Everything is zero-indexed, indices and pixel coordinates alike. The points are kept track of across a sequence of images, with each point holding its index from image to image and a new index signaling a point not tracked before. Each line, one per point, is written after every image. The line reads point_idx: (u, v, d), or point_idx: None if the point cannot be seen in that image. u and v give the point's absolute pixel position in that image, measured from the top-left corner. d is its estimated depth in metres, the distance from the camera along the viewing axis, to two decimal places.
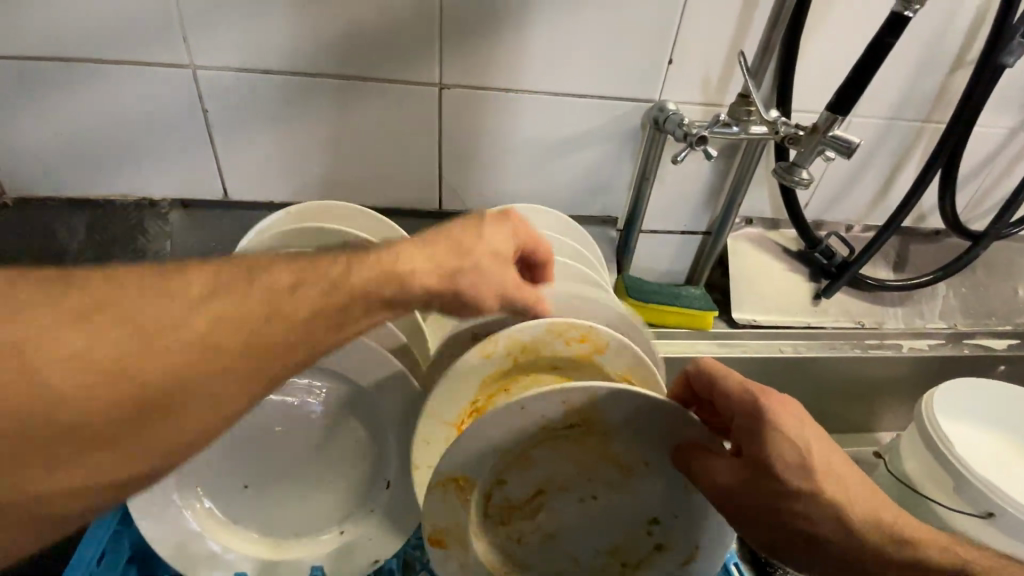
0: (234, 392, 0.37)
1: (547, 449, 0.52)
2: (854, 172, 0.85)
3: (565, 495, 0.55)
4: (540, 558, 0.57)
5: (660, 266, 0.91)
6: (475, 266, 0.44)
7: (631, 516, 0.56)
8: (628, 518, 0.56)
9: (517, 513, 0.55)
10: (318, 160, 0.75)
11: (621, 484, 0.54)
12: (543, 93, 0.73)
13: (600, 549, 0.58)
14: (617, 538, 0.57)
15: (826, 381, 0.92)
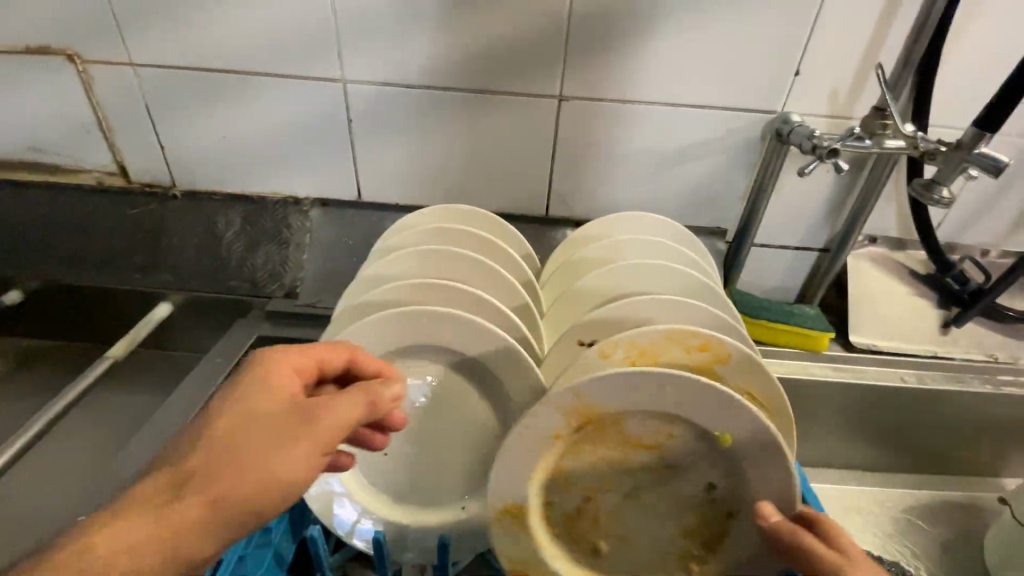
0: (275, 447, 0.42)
1: (611, 454, 0.54)
2: (997, 192, 0.79)
3: (610, 492, 0.56)
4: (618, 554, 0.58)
5: (768, 282, 0.89)
6: (220, 452, 0.41)
7: (685, 494, 0.55)
8: (683, 498, 0.56)
9: (576, 518, 0.57)
10: (442, 166, 0.82)
11: (657, 467, 0.55)
12: (661, 105, 0.74)
13: (672, 532, 0.57)
14: (684, 519, 0.56)
15: (951, 417, 0.85)
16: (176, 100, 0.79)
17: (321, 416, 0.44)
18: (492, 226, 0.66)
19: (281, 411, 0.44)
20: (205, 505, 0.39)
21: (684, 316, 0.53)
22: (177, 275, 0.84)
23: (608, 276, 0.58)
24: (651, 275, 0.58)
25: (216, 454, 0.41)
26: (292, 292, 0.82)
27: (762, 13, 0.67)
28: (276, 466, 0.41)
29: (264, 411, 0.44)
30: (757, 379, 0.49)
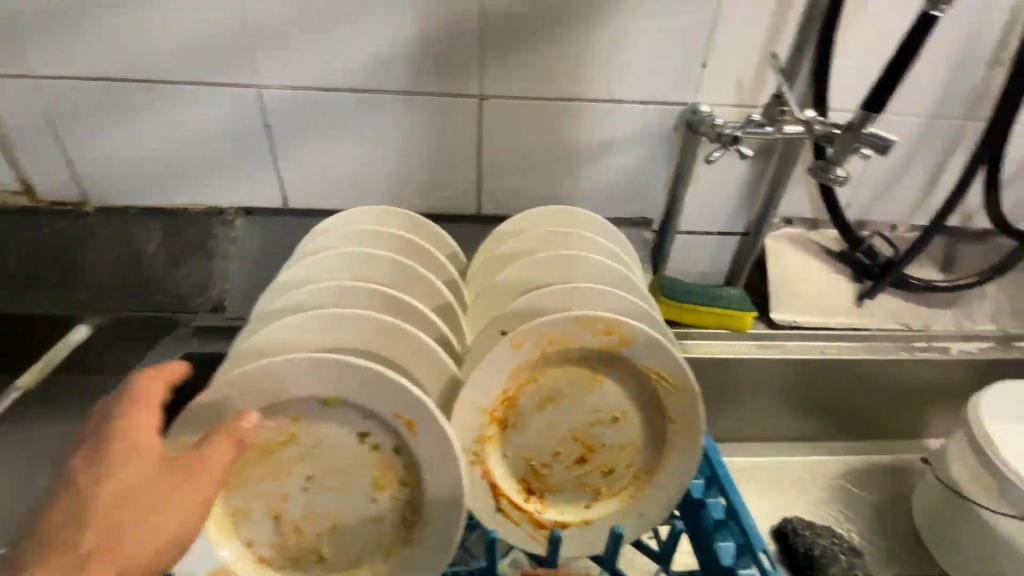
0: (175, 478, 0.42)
1: (549, 413, 0.51)
2: (895, 171, 0.85)
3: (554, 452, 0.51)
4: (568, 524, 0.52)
5: (697, 267, 0.92)
6: (127, 504, 0.41)
7: (634, 446, 0.52)
8: (632, 451, 0.52)
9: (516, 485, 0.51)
10: (369, 169, 0.81)
11: (600, 419, 0.51)
12: (578, 100, 0.76)
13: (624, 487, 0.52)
14: (636, 470, 0.52)
15: (870, 384, 0.90)
16: (80, 112, 0.75)
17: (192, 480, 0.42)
18: (415, 227, 0.67)
19: (155, 472, 0.42)
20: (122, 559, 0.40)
21: (597, 304, 0.54)
22: (93, 295, 0.80)
23: (533, 269, 0.59)
24: (572, 265, 0.59)
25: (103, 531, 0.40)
26: (219, 305, 0.80)
27: (666, 7, 0.70)
28: (159, 531, 0.41)
29: (141, 476, 0.42)
30: (665, 356, 0.48)
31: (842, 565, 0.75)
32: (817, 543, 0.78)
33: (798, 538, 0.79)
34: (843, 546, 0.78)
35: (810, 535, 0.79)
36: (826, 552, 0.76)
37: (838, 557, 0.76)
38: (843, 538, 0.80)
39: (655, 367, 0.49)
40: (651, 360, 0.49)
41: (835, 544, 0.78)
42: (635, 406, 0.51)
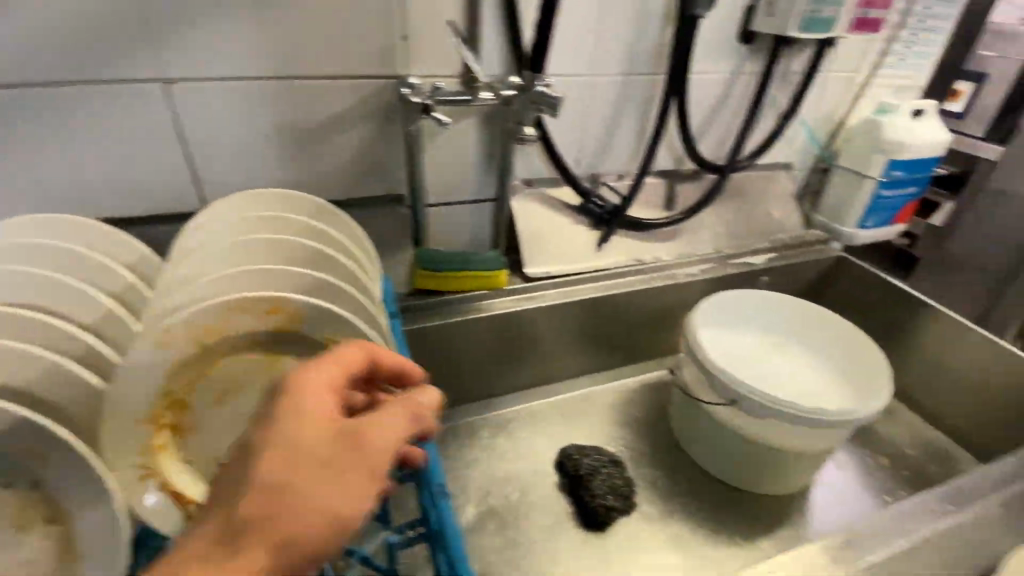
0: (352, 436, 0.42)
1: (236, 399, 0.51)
2: (608, 127, 0.95)
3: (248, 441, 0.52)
4: None
5: (459, 235, 0.96)
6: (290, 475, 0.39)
7: None
8: None
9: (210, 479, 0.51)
10: (52, 176, 0.70)
11: None
12: (283, 81, 0.73)
13: None
14: None
15: (623, 317, 1.03)
16: None
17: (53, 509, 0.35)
18: (86, 232, 0.61)
19: (327, 442, 0.41)
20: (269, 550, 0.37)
21: (273, 283, 0.52)
22: None
23: (230, 257, 0.58)
24: (272, 249, 0.60)
25: (258, 503, 0.38)
26: None
27: None
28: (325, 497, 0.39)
29: (308, 441, 0.41)
30: (338, 328, 0.51)
31: (602, 476, 0.87)
32: (583, 462, 0.89)
33: (570, 461, 0.90)
34: (606, 460, 0.90)
35: (580, 457, 0.90)
36: (590, 468, 0.87)
37: (601, 470, 0.88)
38: (608, 454, 0.91)
39: (334, 337, 0.51)
40: (327, 330, 0.50)
41: (599, 460, 0.89)
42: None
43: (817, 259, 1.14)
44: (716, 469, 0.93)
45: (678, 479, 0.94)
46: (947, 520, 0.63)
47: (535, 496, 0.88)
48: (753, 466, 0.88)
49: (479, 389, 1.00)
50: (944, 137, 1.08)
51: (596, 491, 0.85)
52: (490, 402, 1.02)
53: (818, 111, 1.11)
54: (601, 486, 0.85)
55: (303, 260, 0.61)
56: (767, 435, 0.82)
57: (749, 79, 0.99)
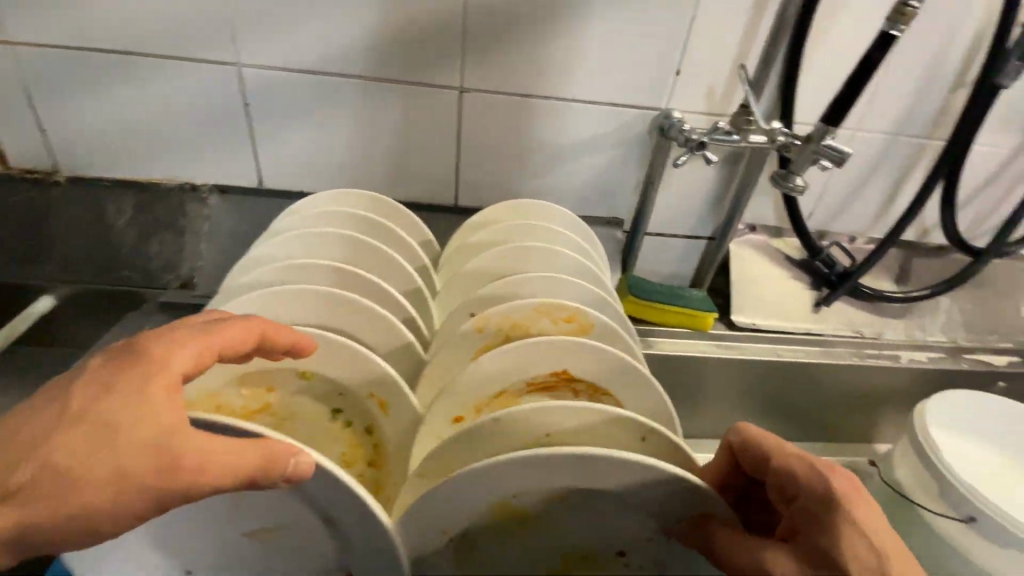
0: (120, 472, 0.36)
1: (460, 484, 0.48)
2: (857, 185, 0.88)
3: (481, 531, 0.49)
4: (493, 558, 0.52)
5: (666, 266, 0.96)
6: (77, 435, 0.36)
7: (579, 517, 0.49)
8: (572, 519, 0.49)
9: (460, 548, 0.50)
10: (347, 151, 0.82)
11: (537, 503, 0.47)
12: (556, 99, 0.78)
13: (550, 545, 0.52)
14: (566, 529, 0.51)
15: (824, 389, 0.93)
16: (50, 80, 0.75)
17: (154, 383, 0.38)
18: (381, 205, 0.68)
19: (163, 407, 0.38)
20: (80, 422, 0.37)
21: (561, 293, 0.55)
22: (59, 266, 0.79)
23: (509, 257, 0.60)
24: (546, 256, 0.61)
25: (161, 419, 0.37)
26: (189, 282, 0.80)
27: (643, 13, 0.72)
28: (109, 454, 0.36)
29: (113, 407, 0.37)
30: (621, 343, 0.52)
31: None
32: None
33: None
34: None
35: None
36: None
37: None
38: None
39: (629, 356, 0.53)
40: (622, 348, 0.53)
41: None
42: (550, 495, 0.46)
43: None
44: None
45: None
46: None
47: None
48: None
49: None
50: None
51: None
52: None
53: None
54: None
55: (576, 270, 0.61)
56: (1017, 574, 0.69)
57: None
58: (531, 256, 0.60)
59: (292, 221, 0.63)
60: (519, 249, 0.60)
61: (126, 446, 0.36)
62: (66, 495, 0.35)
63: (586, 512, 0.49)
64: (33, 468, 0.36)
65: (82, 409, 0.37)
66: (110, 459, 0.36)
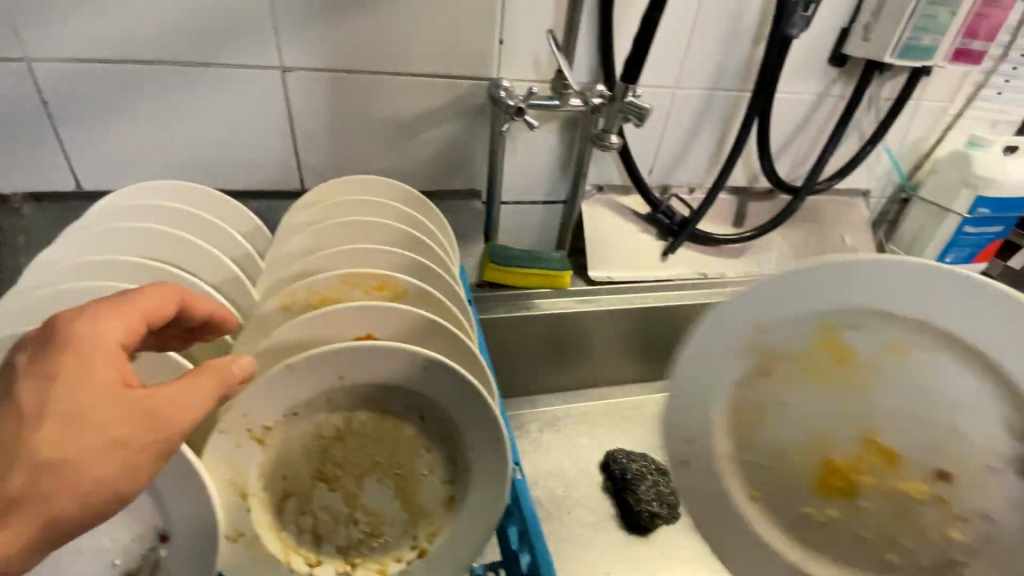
0: (109, 453, 0.35)
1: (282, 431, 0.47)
2: (687, 140, 0.96)
3: (292, 477, 0.46)
4: (314, 524, 0.46)
5: (530, 232, 1.00)
6: (43, 439, 0.33)
7: (397, 449, 0.47)
8: (391, 455, 0.47)
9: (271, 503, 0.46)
10: (174, 144, 0.78)
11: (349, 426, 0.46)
12: (386, 74, 0.79)
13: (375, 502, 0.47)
14: (390, 476, 0.47)
15: (680, 328, 1.02)
16: None
17: (93, 360, 0.36)
18: (213, 205, 0.68)
19: (118, 404, 0.36)
20: (23, 426, 0.33)
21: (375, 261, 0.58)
22: None
23: (326, 235, 0.62)
24: (364, 228, 0.63)
25: (106, 402, 0.35)
26: None
27: None
28: (71, 445, 0.34)
29: (94, 409, 0.35)
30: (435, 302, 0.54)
31: (649, 483, 0.86)
32: (630, 466, 0.88)
33: (617, 464, 0.89)
34: (651, 466, 0.89)
35: (626, 461, 0.89)
36: (638, 473, 0.86)
37: (647, 476, 0.87)
38: (653, 460, 0.90)
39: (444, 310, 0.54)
40: (432, 304, 0.54)
41: (645, 466, 0.88)
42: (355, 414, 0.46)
43: None
44: None
45: None
46: None
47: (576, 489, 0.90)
48: None
49: (533, 382, 1.03)
50: None
51: (641, 496, 0.84)
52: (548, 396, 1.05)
53: (905, 137, 1.08)
54: (647, 493, 0.84)
55: (401, 242, 0.63)
56: None
57: (832, 103, 0.98)
58: (354, 229, 0.62)
59: (100, 214, 0.62)
60: (342, 223, 0.62)
61: (97, 428, 0.35)
62: (19, 501, 0.32)
63: (402, 440, 0.47)
64: (24, 476, 0.33)
65: (41, 405, 0.34)
66: (36, 450, 0.33)
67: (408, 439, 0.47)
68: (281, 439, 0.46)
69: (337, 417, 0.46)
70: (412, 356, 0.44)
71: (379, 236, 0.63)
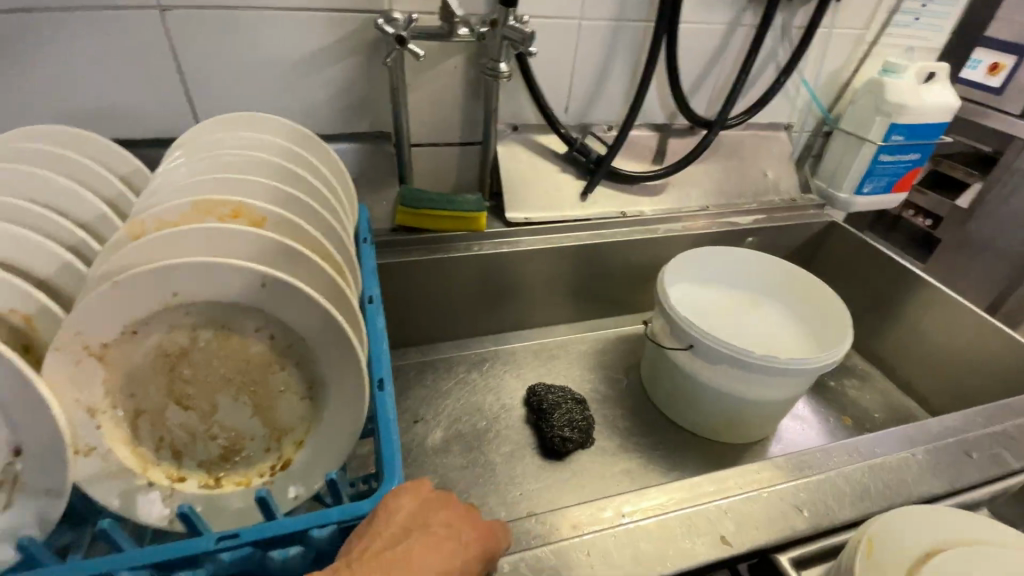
0: None
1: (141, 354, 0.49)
2: (599, 74, 0.95)
3: (149, 394, 0.48)
4: (177, 435, 0.50)
5: (448, 177, 0.99)
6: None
7: (249, 363, 0.50)
8: (244, 369, 0.50)
9: (129, 420, 0.48)
10: (53, 91, 0.75)
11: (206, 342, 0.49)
12: (271, 9, 0.76)
13: (234, 411, 0.50)
14: (244, 389, 0.50)
15: (603, 265, 1.04)
16: None
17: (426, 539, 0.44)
18: (69, 137, 0.65)
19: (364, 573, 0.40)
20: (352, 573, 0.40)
21: (245, 190, 0.58)
22: None
23: (208, 166, 0.62)
24: (247, 164, 0.63)
25: None
26: None
27: None
28: None
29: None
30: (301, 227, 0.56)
31: (565, 411, 0.89)
32: (548, 397, 0.91)
33: (536, 398, 0.92)
34: (569, 397, 0.92)
35: (545, 393, 0.92)
36: (554, 403, 0.90)
37: (564, 405, 0.90)
38: (572, 392, 0.93)
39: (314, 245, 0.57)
40: (300, 238, 0.56)
41: (562, 396, 0.92)
42: (208, 327, 0.49)
43: (810, 222, 1.12)
44: (683, 418, 0.94)
45: (641, 421, 0.96)
46: (870, 455, 0.63)
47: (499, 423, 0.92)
48: (722, 418, 0.89)
49: (460, 326, 1.04)
50: (953, 101, 1.05)
51: (556, 424, 0.87)
52: (477, 339, 1.07)
53: (822, 69, 1.09)
54: (562, 421, 0.88)
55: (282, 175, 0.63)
56: (737, 386, 0.84)
57: (744, 33, 0.97)
58: (232, 163, 0.62)
59: None
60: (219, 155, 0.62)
61: None
62: None
63: (260, 352, 0.50)
64: None
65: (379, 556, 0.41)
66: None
67: (259, 358, 0.50)
68: (125, 358, 0.47)
69: (193, 334, 0.49)
70: (254, 274, 0.46)
71: (255, 168, 0.63)
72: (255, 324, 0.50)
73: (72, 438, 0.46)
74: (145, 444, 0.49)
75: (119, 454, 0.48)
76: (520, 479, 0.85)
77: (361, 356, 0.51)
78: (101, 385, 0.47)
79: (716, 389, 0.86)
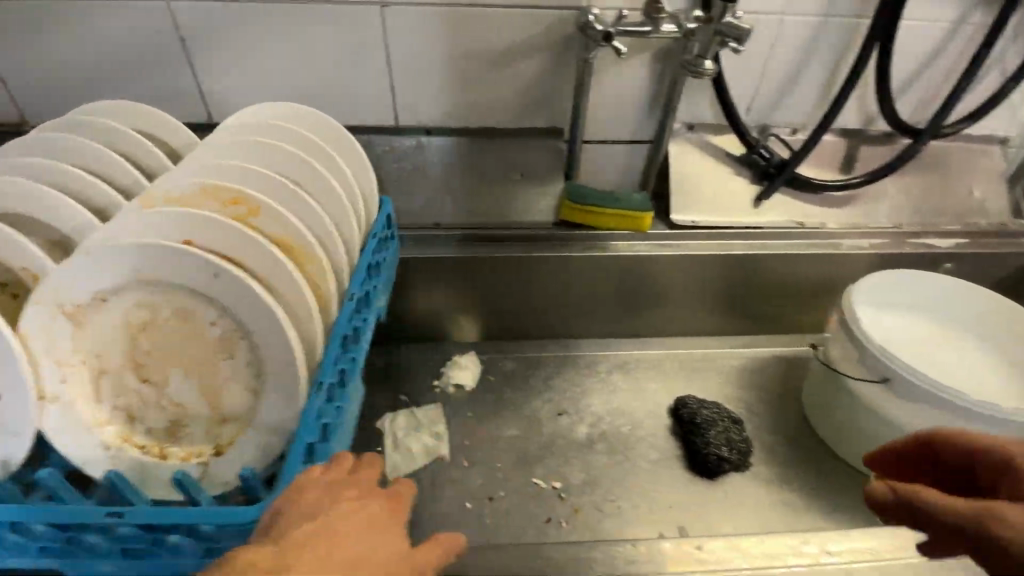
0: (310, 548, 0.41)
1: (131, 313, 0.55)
2: (793, 74, 0.89)
3: (106, 356, 0.55)
4: (110, 398, 0.57)
5: (613, 172, 0.98)
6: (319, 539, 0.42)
7: (190, 345, 0.56)
8: (190, 348, 0.56)
9: (74, 380, 0.55)
10: (284, 78, 0.85)
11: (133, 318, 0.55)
12: (478, 6, 0.80)
13: (171, 388, 0.57)
14: (191, 368, 0.56)
15: (767, 279, 0.97)
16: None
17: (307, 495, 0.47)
18: (131, 112, 0.73)
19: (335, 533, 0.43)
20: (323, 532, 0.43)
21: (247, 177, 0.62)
22: None
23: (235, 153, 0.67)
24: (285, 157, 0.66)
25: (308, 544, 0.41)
26: None
27: None
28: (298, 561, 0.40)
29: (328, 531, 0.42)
30: (281, 225, 0.59)
31: (720, 428, 0.85)
32: (701, 412, 0.87)
33: (686, 410, 0.89)
34: (723, 414, 0.88)
35: (697, 407, 0.88)
36: (708, 418, 0.86)
37: (719, 422, 0.86)
38: (726, 410, 0.89)
39: (290, 238, 0.60)
40: (281, 231, 0.60)
41: (717, 413, 0.87)
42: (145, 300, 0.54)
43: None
44: (851, 453, 0.86)
45: (797, 450, 0.89)
46: None
47: (642, 429, 0.90)
48: None
49: (604, 326, 1.03)
50: None
51: (711, 441, 0.84)
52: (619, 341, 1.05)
53: None
54: (718, 439, 0.84)
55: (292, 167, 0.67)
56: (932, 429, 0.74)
57: (971, 32, 0.85)
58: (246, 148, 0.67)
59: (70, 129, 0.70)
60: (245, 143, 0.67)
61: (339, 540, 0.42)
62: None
63: (261, 333, 0.54)
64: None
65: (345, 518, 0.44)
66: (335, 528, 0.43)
67: (213, 342, 0.56)
68: (93, 323, 0.54)
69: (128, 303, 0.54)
70: (190, 260, 0.51)
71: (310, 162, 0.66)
72: (210, 313, 0.55)
73: (37, 387, 0.53)
74: (101, 405, 0.57)
75: (79, 407, 0.55)
76: (664, 492, 0.81)
77: (297, 351, 0.55)
78: (75, 343, 0.54)
79: (903, 429, 0.76)
